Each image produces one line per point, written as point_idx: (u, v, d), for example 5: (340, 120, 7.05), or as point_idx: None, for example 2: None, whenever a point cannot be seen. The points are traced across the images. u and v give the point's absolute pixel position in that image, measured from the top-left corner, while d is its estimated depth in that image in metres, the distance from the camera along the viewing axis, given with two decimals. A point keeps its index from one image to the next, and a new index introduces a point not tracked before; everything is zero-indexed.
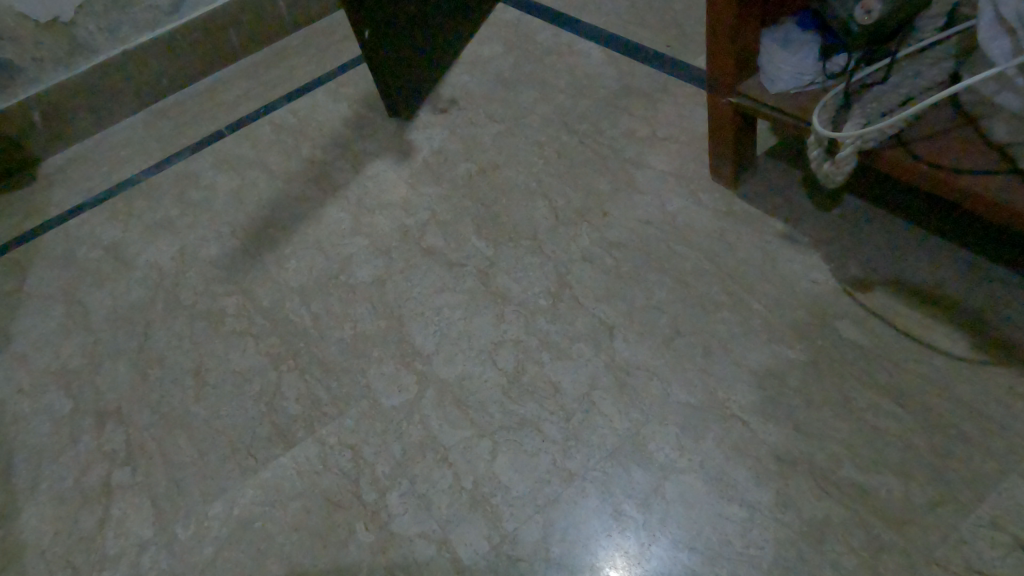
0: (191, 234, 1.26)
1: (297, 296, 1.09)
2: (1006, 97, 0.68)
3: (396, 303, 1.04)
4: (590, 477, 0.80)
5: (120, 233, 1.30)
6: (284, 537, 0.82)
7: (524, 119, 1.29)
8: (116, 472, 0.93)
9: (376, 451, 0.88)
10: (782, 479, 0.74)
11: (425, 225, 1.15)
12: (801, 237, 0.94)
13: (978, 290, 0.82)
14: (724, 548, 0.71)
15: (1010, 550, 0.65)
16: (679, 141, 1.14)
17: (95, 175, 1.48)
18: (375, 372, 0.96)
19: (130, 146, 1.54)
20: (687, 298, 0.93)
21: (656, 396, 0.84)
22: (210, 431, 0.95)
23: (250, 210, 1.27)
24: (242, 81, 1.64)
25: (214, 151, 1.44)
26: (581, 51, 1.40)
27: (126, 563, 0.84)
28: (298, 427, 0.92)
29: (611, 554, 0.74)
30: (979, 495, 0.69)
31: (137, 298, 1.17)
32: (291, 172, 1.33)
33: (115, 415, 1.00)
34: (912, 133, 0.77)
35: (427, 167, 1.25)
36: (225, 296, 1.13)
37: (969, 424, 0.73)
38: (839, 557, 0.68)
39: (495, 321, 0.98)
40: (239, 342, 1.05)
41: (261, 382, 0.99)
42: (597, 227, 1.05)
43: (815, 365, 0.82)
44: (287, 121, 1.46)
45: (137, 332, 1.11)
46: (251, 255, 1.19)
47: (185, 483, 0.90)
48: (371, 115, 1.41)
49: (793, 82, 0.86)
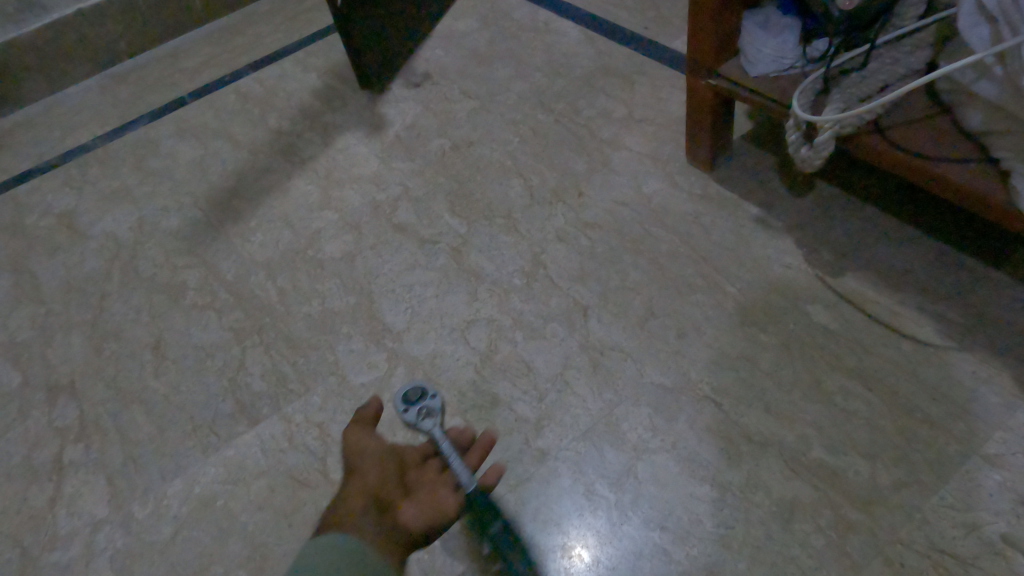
0: (151, 204, 1.21)
1: (263, 270, 1.06)
2: (982, 86, 0.69)
3: (366, 280, 1.02)
4: (563, 457, 0.79)
5: (74, 201, 1.24)
6: (248, 516, 0.80)
7: (499, 97, 1.26)
8: (69, 449, 0.89)
9: (344, 429, 0.86)
10: (753, 460, 0.75)
11: (397, 201, 1.12)
12: (774, 221, 0.95)
13: (946, 277, 0.83)
14: (695, 527, 0.72)
15: (971, 529, 0.67)
16: (656, 123, 1.13)
17: (47, 139, 1.41)
18: (344, 348, 0.94)
19: (85, 110, 1.46)
20: (661, 279, 0.93)
21: (629, 377, 0.84)
22: (170, 407, 0.92)
23: (213, 182, 1.23)
24: (205, 47, 1.58)
25: (175, 118, 1.38)
26: (558, 30, 1.38)
27: (79, 542, 0.81)
28: (263, 404, 0.90)
29: (582, 533, 0.73)
30: (943, 476, 0.70)
31: (92, 270, 1.12)
32: (257, 143, 1.28)
33: (68, 390, 0.96)
34: (889, 120, 0.77)
35: (399, 142, 1.22)
36: (187, 269, 1.09)
37: (934, 408, 0.74)
38: (808, 537, 0.69)
39: (468, 299, 0.96)
40: (201, 316, 1.02)
41: (224, 358, 0.96)
42: (573, 208, 1.04)
43: (787, 349, 0.82)
44: (253, 90, 1.41)
45: (92, 304, 1.06)
46: (214, 227, 1.14)
47: (143, 460, 0.87)
48: (341, 87, 1.37)
49: (773, 65, 0.85)
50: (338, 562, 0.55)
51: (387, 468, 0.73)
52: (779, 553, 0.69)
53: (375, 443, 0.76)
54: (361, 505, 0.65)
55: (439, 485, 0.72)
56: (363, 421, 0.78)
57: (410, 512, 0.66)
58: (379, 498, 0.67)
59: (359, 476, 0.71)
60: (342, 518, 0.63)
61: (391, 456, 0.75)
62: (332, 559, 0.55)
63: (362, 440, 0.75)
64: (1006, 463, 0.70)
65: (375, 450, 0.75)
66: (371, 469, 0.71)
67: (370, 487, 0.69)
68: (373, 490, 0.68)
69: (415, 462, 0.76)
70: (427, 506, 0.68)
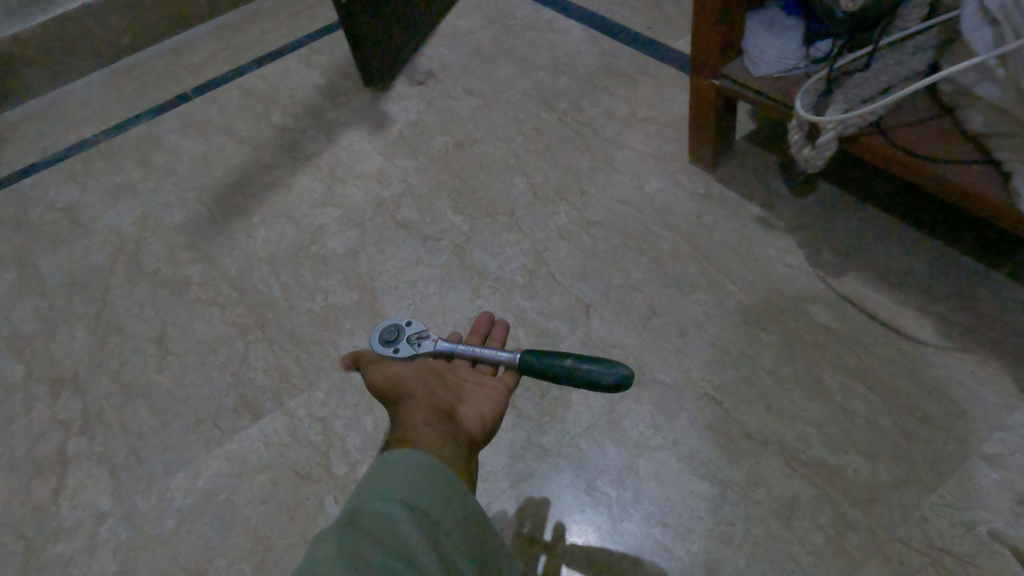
0: (154, 198, 1.21)
1: (266, 266, 1.06)
2: (985, 88, 0.69)
3: (369, 276, 1.02)
4: (564, 453, 0.80)
5: (78, 195, 1.25)
6: (251, 509, 0.81)
7: (502, 95, 1.27)
8: (72, 442, 0.90)
9: (346, 424, 0.86)
10: (754, 457, 0.75)
11: (400, 198, 1.13)
12: (775, 221, 0.95)
13: (946, 277, 0.84)
14: (695, 523, 0.72)
15: (969, 528, 0.67)
16: (659, 123, 1.14)
17: (51, 134, 1.41)
18: (347, 344, 0.94)
19: (89, 105, 1.47)
20: (663, 277, 0.93)
21: (630, 374, 0.85)
22: (173, 401, 0.92)
23: (217, 177, 1.23)
24: (208, 43, 1.58)
25: (179, 114, 1.39)
26: (561, 29, 1.38)
27: (82, 534, 0.81)
28: (266, 399, 0.90)
29: (583, 529, 0.74)
30: (942, 475, 0.70)
31: (95, 264, 1.12)
32: (261, 139, 1.29)
33: (72, 383, 0.96)
34: (891, 121, 0.78)
35: (403, 139, 1.23)
36: (190, 264, 1.09)
37: (934, 407, 0.75)
38: (807, 534, 0.70)
39: (470, 296, 0.97)
40: (204, 311, 1.02)
41: (227, 352, 0.96)
42: (576, 206, 1.05)
43: (788, 347, 0.83)
44: (257, 86, 1.41)
45: (96, 298, 1.07)
46: (218, 222, 1.15)
47: (147, 453, 0.87)
48: (345, 84, 1.37)
49: (776, 66, 0.85)
50: (416, 483, 0.51)
51: (431, 382, 0.68)
52: (779, 550, 0.69)
53: (406, 368, 0.69)
54: (427, 413, 0.62)
55: (483, 384, 0.70)
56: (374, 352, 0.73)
57: (468, 415, 0.65)
58: (437, 404, 0.64)
59: (405, 393, 0.66)
60: (411, 429, 0.59)
61: (428, 365, 0.70)
62: (415, 479, 0.51)
63: (391, 367, 0.69)
64: (1004, 463, 0.70)
65: (407, 367, 0.69)
66: (413, 384, 0.67)
67: (419, 397, 0.65)
68: (427, 400, 0.64)
69: (446, 365, 0.72)
70: (481, 405, 0.67)
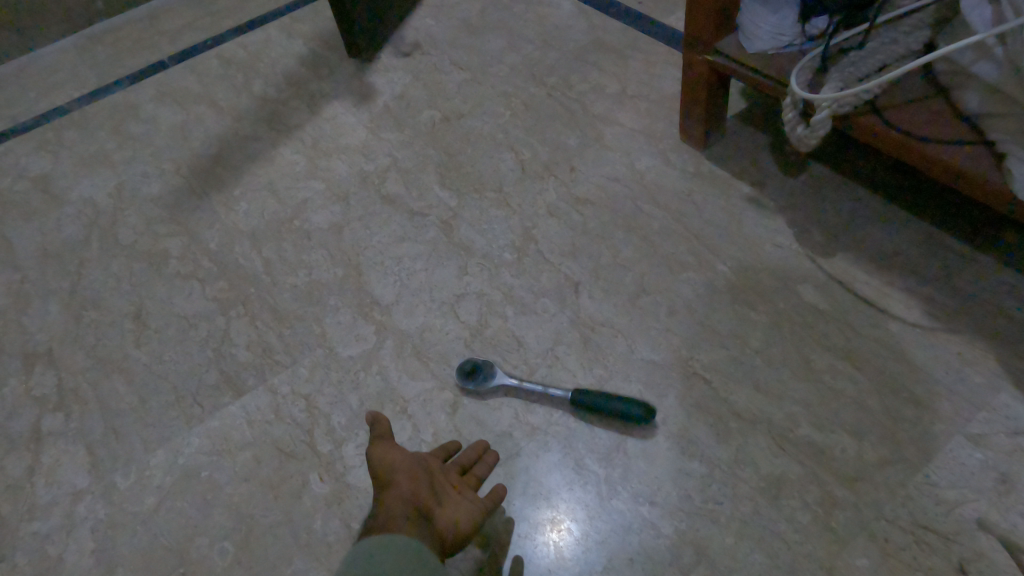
0: (131, 169, 1.18)
1: (247, 240, 1.04)
2: (982, 67, 0.69)
3: (354, 252, 1.00)
4: (553, 432, 0.79)
5: (50, 165, 1.21)
6: (233, 487, 0.79)
7: (490, 68, 1.24)
8: (47, 418, 0.87)
9: (331, 402, 0.85)
10: (742, 436, 0.75)
11: (385, 172, 1.10)
12: (766, 200, 0.95)
13: (934, 259, 0.84)
14: (684, 502, 0.72)
15: (953, 506, 0.68)
16: (649, 99, 1.12)
17: (21, 101, 1.36)
18: (332, 320, 0.92)
19: (61, 71, 1.42)
20: (653, 256, 0.92)
21: (619, 352, 0.84)
22: (151, 376, 0.90)
23: (195, 148, 1.20)
24: (186, 9, 1.53)
25: (157, 82, 1.34)
26: (551, 2, 1.36)
27: (58, 512, 0.79)
28: (248, 375, 0.88)
29: (570, 507, 0.74)
30: (927, 455, 0.71)
31: (69, 236, 1.08)
32: (241, 110, 1.25)
33: (46, 358, 0.94)
34: (887, 101, 0.77)
35: (388, 112, 1.20)
36: (169, 237, 1.06)
37: (920, 387, 0.75)
38: (794, 512, 0.70)
39: (458, 273, 0.95)
40: (183, 286, 0.99)
41: (208, 328, 0.94)
42: (564, 183, 1.03)
43: (777, 328, 0.83)
44: (237, 55, 1.37)
45: (70, 271, 1.03)
46: (197, 195, 1.12)
47: (125, 430, 0.85)
48: (328, 54, 1.33)
49: (772, 42, 0.84)
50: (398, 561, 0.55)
51: (421, 480, 0.66)
52: (766, 528, 0.69)
53: (403, 457, 0.68)
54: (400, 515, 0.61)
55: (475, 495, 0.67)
56: (381, 434, 0.70)
57: (446, 515, 0.64)
58: (414, 506, 0.63)
59: (389, 488, 0.65)
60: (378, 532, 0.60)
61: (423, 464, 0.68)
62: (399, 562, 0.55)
63: (391, 451, 0.68)
64: (988, 442, 0.71)
65: (405, 461, 0.67)
66: (401, 476, 0.66)
67: (405, 492, 0.64)
68: (407, 497, 0.64)
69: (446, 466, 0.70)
70: (461, 508, 0.65)
